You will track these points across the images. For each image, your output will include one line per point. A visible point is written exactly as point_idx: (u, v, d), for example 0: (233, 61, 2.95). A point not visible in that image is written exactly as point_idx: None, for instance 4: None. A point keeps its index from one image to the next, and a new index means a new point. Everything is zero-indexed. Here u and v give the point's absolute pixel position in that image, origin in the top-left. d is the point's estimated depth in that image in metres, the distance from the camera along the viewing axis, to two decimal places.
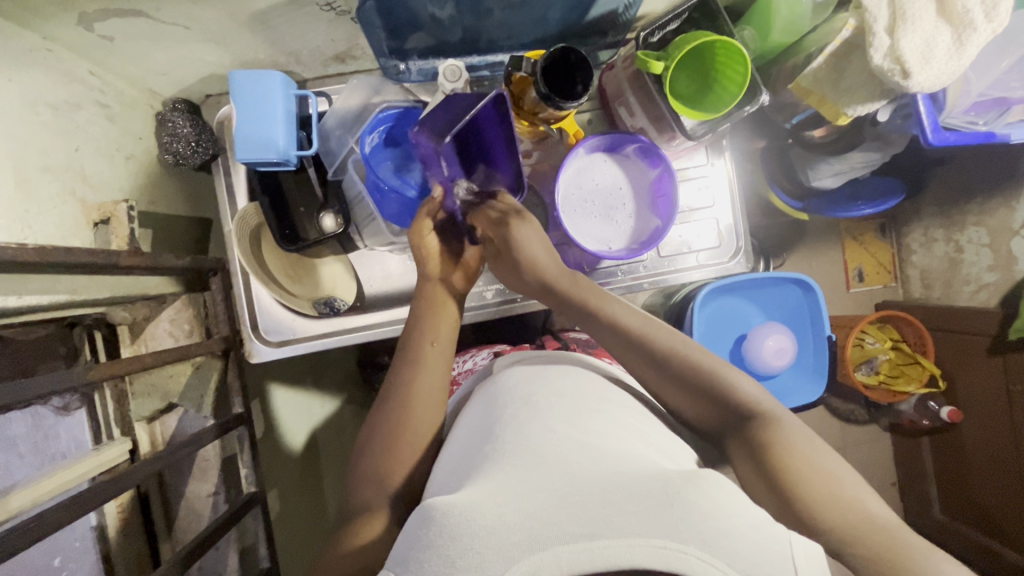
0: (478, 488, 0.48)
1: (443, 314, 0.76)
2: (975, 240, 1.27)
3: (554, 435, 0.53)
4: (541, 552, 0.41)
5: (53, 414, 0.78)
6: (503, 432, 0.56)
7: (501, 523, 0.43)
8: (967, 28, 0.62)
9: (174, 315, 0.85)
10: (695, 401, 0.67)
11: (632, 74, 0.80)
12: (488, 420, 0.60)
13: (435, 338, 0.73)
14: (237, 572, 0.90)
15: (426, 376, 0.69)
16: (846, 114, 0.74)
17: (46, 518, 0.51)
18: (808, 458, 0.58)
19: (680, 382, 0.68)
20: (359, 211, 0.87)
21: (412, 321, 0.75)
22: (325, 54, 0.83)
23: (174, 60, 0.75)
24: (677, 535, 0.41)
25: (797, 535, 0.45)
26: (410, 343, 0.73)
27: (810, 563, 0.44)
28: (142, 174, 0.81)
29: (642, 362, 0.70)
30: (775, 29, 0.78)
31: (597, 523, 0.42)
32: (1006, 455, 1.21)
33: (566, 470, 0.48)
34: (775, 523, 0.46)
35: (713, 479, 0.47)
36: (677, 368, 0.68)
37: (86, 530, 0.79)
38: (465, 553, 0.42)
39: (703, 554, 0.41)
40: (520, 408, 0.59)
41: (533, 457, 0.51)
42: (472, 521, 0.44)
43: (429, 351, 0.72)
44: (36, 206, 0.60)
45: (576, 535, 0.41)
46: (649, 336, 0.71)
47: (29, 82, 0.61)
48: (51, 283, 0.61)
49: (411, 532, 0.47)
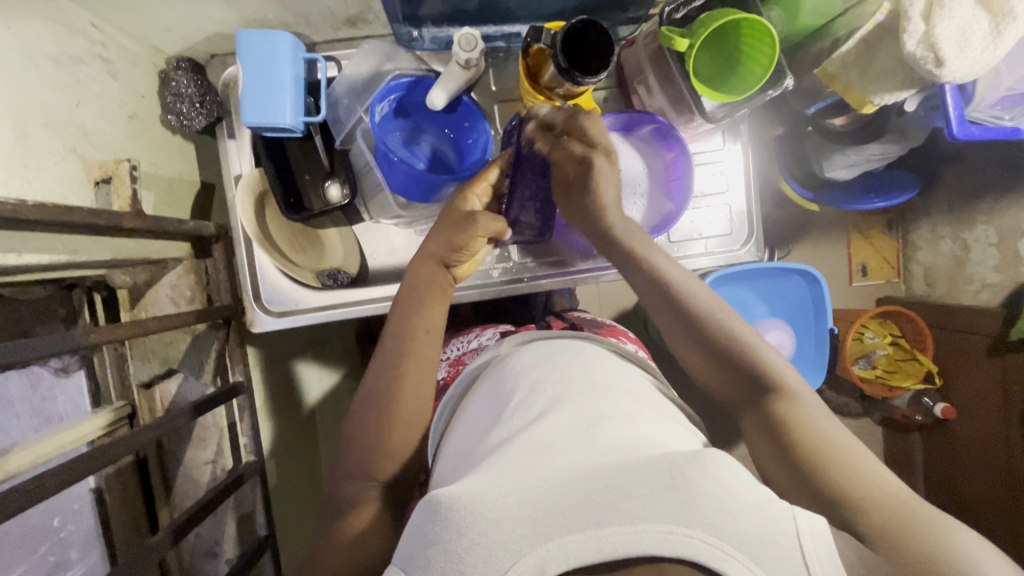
0: (483, 478, 0.47)
1: (440, 302, 0.71)
2: (983, 239, 1.25)
3: (558, 422, 0.53)
4: (547, 544, 0.41)
5: (52, 374, 0.77)
6: (509, 419, 0.56)
7: (507, 515, 0.43)
8: (1007, 16, 0.60)
9: (175, 282, 0.83)
10: (716, 370, 0.67)
11: (653, 52, 0.78)
12: (495, 405, 0.59)
13: (430, 322, 0.69)
14: (234, 540, 0.91)
15: (421, 371, 0.66)
16: (872, 102, 0.72)
17: (45, 480, 0.50)
18: (828, 442, 0.58)
19: (694, 336, 0.68)
20: (366, 181, 0.86)
21: (406, 302, 0.70)
22: (335, 17, 0.80)
23: (179, 15, 0.72)
24: (682, 519, 0.41)
25: (802, 510, 0.44)
26: (399, 330, 0.68)
27: (816, 537, 0.43)
28: (145, 134, 0.79)
29: (668, 320, 0.70)
30: (804, 10, 0.75)
31: (603, 510, 0.42)
32: (998, 454, 1.23)
33: (571, 461, 0.48)
34: (778, 501, 0.45)
35: (717, 458, 0.46)
36: (703, 346, 0.67)
37: (85, 492, 0.79)
38: (472, 548, 0.42)
39: (710, 538, 0.40)
40: (527, 395, 0.58)
41: (538, 446, 0.50)
42: (479, 513, 0.43)
43: (421, 338, 0.68)
44: (36, 161, 0.58)
45: (583, 524, 0.41)
46: (671, 285, 0.70)
47: (30, 32, 0.59)
48: (52, 241, 0.59)
49: (417, 524, 0.47)
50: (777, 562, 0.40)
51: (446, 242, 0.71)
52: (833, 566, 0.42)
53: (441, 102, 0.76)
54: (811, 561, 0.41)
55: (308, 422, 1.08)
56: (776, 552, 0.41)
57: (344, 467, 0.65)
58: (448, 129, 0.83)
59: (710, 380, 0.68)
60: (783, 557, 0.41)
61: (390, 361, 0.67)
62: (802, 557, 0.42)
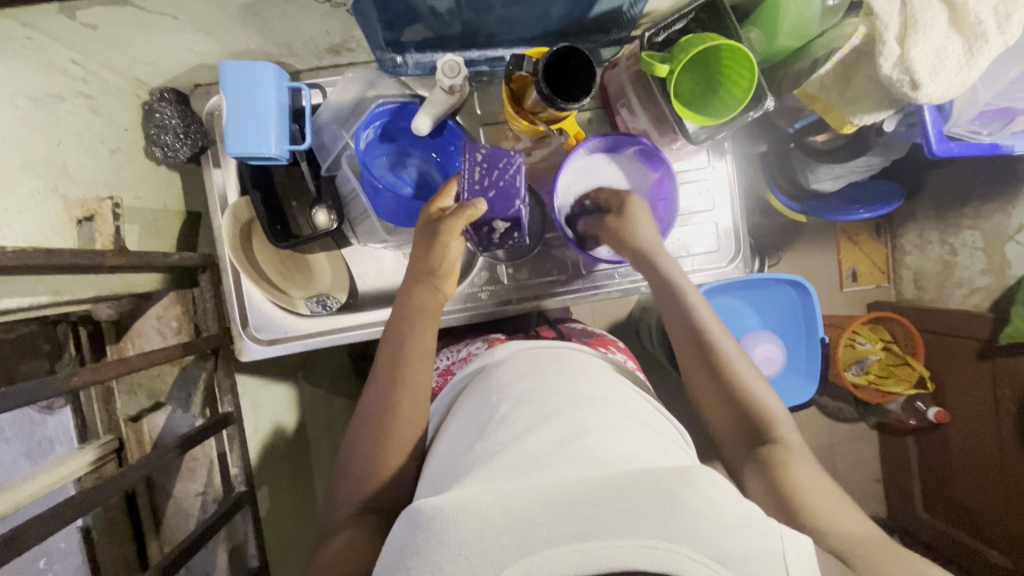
0: (468, 490, 0.47)
1: (433, 325, 0.71)
2: (970, 243, 1.26)
3: (545, 433, 0.53)
4: (530, 557, 0.40)
5: (37, 412, 0.76)
6: (495, 430, 0.56)
7: (489, 527, 0.43)
8: (979, 39, 0.61)
9: (162, 313, 0.83)
10: (708, 386, 0.70)
11: (636, 74, 0.78)
12: (483, 417, 0.59)
13: (422, 344, 0.69)
14: (226, 571, 0.90)
15: (409, 404, 0.65)
16: (852, 122, 0.73)
17: (26, 531, 0.50)
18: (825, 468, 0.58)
19: (695, 349, 0.71)
20: (353, 207, 0.85)
21: (398, 329, 0.70)
22: (318, 45, 0.81)
23: (161, 49, 0.72)
24: (669, 535, 0.41)
25: (789, 529, 0.45)
26: (393, 355, 0.68)
27: (803, 561, 0.43)
28: (129, 167, 0.79)
29: (684, 351, 0.72)
30: (782, 33, 0.76)
31: (588, 524, 0.41)
32: (990, 459, 1.24)
33: (557, 472, 0.48)
34: (766, 519, 0.46)
35: (705, 475, 0.46)
36: (709, 371, 0.70)
37: (73, 531, 0.79)
38: (453, 558, 0.42)
39: (696, 553, 0.40)
40: (514, 406, 0.58)
41: (523, 458, 0.50)
42: (462, 525, 0.43)
43: (414, 361, 0.68)
44: (16, 203, 0.58)
45: (567, 536, 0.41)
46: (697, 320, 0.72)
47: (8, 73, 0.59)
48: (34, 283, 0.59)
49: (400, 536, 0.47)
50: None
51: (427, 258, 0.71)
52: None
53: (424, 127, 0.76)
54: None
55: (300, 444, 1.07)
56: (762, 568, 0.41)
57: (335, 502, 0.64)
58: (434, 153, 0.83)
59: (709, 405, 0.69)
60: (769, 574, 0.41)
61: (382, 384, 0.66)
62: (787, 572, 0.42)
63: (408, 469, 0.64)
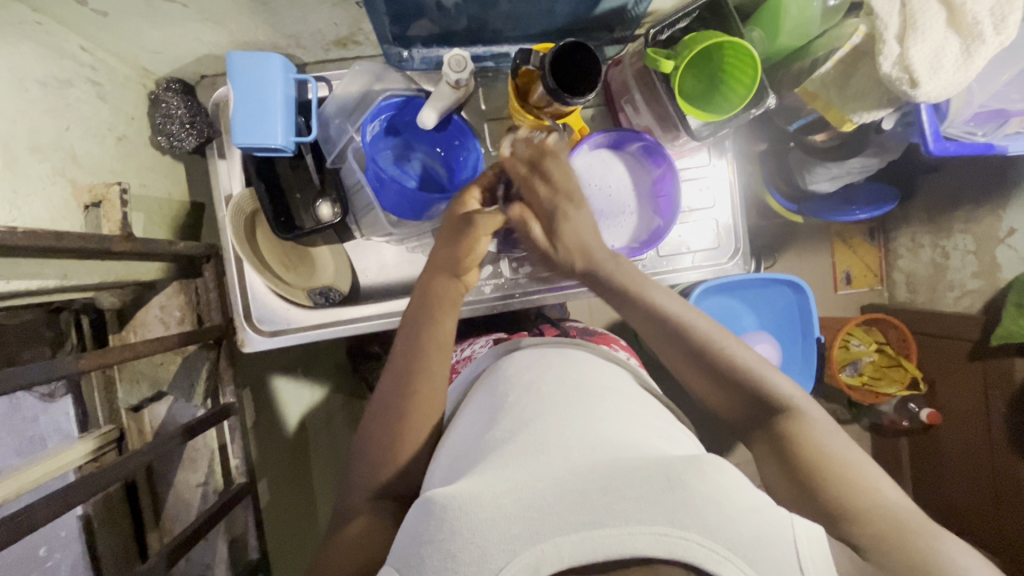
0: (479, 480, 0.47)
1: (449, 316, 0.70)
2: (961, 247, 1.28)
3: (554, 422, 0.54)
4: (542, 544, 0.41)
5: (38, 400, 0.77)
6: (504, 421, 0.56)
7: (501, 515, 0.43)
8: (976, 39, 0.62)
9: (165, 302, 0.83)
10: (700, 376, 0.69)
11: (640, 71, 0.80)
12: (491, 409, 0.60)
13: (435, 337, 0.69)
14: (224, 564, 0.89)
15: (421, 396, 0.65)
16: (852, 120, 0.75)
17: (33, 512, 0.50)
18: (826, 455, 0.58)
19: (677, 343, 0.70)
20: (357, 199, 0.85)
21: (409, 320, 0.70)
22: (325, 38, 0.81)
23: (168, 38, 0.73)
24: (678, 522, 0.41)
25: (798, 516, 0.45)
26: (403, 347, 0.68)
27: (813, 546, 0.44)
28: (134, 155, 0.79)
29: (668, 345, 0.70)
30: (783, 31, 0.77)
31: (599, 512, 0.42)
32: (981, 458, 1.26)
33: (567, 460, 0.48)
34: (775, 507, 0.46)
35: (714, 463, 0.46)
36: (690, 356, 0.69)
37: (73, 519, 0.78)
38: (466, 547, 0.42)
39: (706, 540, 0.40)
40: (522, 397, 0.59)
41: (533, 445, 0.51)
42: (474, 514, 0.43)
43: (429, 353, 0.67)
44: (24, 186, 0.58)
45: (578, 525, 0.41)
46: (664, 312, 0.71)
47: (18, 57, 0.59)
48: (41, 266, 0.59)
49: (412, 526, 0.47)
50: (772, 563, 0.41)
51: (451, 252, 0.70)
52: (824, 565, 0.43)
53: (430, 121, 0.77)
54: (805, 564, 0.42)
55: (298, 440, 1.06)
56: (773, 554, 0.42)
57: (341, 490, 0.64)
58: (439, 147, 0.84)
59: (712, 395, 0.69)
60: (778, 557, 0.41)
61: (393, 375, 0.67)
62: (798, 560, 0.42)
63: (413, 459, 0.64)
